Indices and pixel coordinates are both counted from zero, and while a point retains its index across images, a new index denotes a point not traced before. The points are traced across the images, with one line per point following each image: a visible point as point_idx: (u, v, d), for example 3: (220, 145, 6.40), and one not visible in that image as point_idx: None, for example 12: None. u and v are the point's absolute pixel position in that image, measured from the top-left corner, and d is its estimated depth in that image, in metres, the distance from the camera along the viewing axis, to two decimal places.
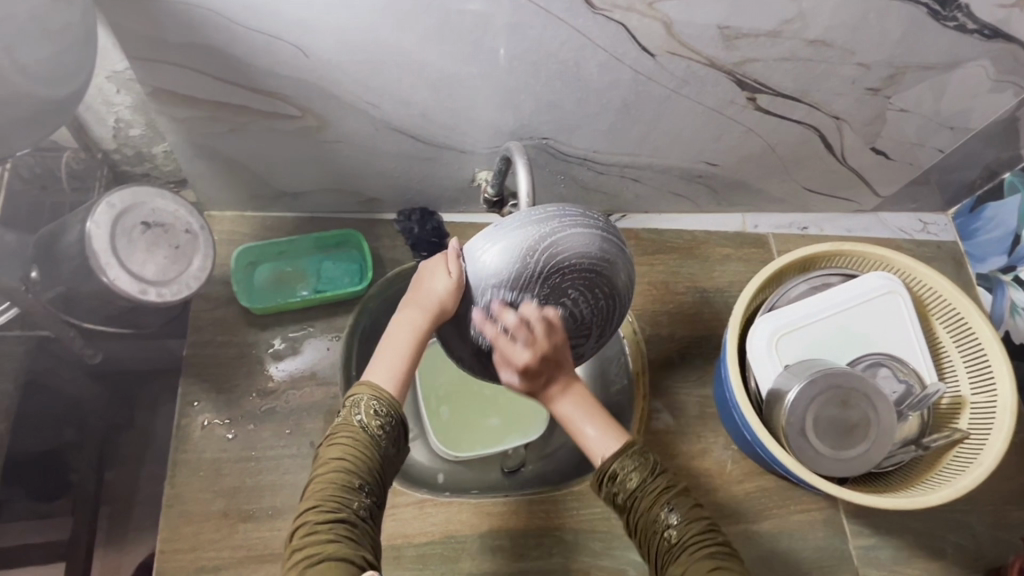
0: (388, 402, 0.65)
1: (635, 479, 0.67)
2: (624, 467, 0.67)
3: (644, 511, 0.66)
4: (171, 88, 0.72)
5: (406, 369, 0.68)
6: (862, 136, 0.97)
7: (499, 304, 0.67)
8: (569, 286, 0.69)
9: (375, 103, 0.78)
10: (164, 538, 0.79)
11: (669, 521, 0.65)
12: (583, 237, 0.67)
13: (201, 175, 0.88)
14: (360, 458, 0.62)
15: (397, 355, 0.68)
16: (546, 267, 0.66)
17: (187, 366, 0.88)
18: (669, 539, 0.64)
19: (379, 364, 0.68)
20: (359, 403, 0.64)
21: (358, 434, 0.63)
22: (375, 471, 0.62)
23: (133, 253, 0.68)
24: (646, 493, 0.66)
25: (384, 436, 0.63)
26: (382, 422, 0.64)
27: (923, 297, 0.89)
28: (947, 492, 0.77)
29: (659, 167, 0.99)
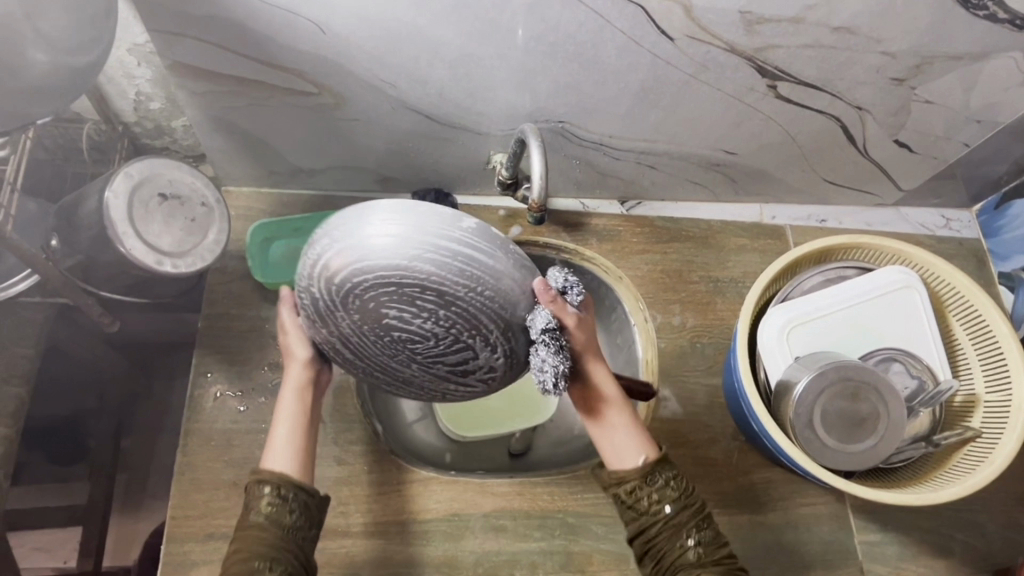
0: (273, 480, 0.65)
1: (673, 490, 0.69)
2: (662, 477, 0.69)
3: (673, 524, 0.67)
4: (189, 62, 0.73)
5: (301, 446, 0.70)
6: (885, 127, 0.95)
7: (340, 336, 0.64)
8: (385, 307, 0.60)
9: (391, 81, 0.78)
10: (175, 504, 0.80)
11: (695, 541, 0.67)
12: (371, 249, 0.57)
13: (218, 151, 0.89)
14: (256, 540, 0.61)
15: (284, 431, 0.70)
16: (347, 293, 0.60)
17: (201, 338, 0.89)
18: (692, 556, 0.66)
19: (271, 449, 0.69)
20: (250, 495, 0.65)
21: (250, 519, 0.63)
22: (276, 542, 0.62)
23: (149, 224, 0.69)
24: (677, 507, 0.68)
25: (278, 508, 0.64)
26: (271, 500, 0.64)
27: (940, 293, 0.88)
28: (955, 490, 0.76)
29: (676, 154, 0.98)
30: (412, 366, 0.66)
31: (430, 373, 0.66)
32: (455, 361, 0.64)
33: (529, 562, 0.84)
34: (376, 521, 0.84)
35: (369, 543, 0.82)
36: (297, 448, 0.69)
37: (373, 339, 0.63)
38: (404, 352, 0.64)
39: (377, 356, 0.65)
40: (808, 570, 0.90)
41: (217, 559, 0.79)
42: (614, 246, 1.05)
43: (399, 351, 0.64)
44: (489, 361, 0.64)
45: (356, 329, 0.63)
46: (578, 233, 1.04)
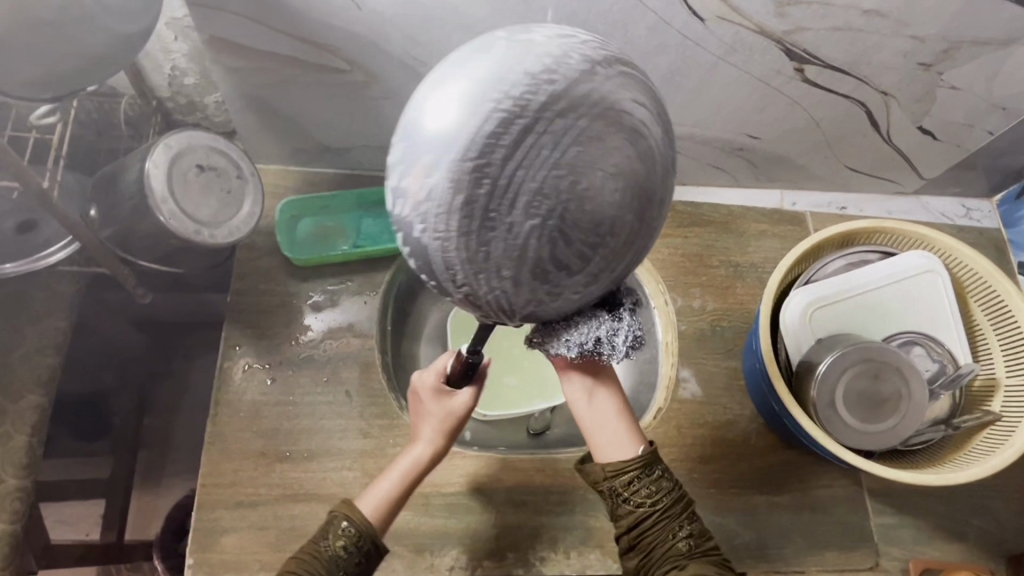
0: (357, 525, 0.68)
1: (669, 483, 0.70)
2: (660, 469, 0.71)
3: (667, 515, 0.69)
4: (227, 37, 0.74)
5: (392, 498, 0.72)
6: (909, 113, 0.95)
7: (444, 125, 0.34)
8: (587, 134, 0.34)
9: (422, 59, 0.79)
10: (205, 472, 0.82)
11: (687, 533, 0.68)
12: (585, 58, 0.35)
13: (249, 128, 0.90)
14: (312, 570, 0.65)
15: (386, 484, 0.73)
16: (536, 87, 0.34)
17: (230, 312, 0.91)
18: (683, 546, 0.67)
19: (370, 492, 0.73)
20: (331, 523, 0.68)
21: (318, 550, 0.66)
22: None
23: (188, 195, 0.70)
24: (672, 499, 0.69)
25: (346, 554, 0.67)
26: (346, 542, 0.67)
27: (962, 277, 0.89)
28: (975, 471, 0.77)
29: (699, 138, 0.98)
30: (510, 221, 0.34)
31: (497, 256, 0.36)
32: (555, 270, 0.36)
33: (549, 537, 0.86)
34: None
35: None
36: (389, 505, 0.72)
37: (506, 165, 0.34)
38: (525, 211, 0.34)
39: (472, 178, 0.34)
40: (824, 551, 0.91)
41: (245, 527, 0.81)
42: None
43: (542, 220, 0.34)
44: (569, 288, 0.38)
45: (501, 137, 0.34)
46: None
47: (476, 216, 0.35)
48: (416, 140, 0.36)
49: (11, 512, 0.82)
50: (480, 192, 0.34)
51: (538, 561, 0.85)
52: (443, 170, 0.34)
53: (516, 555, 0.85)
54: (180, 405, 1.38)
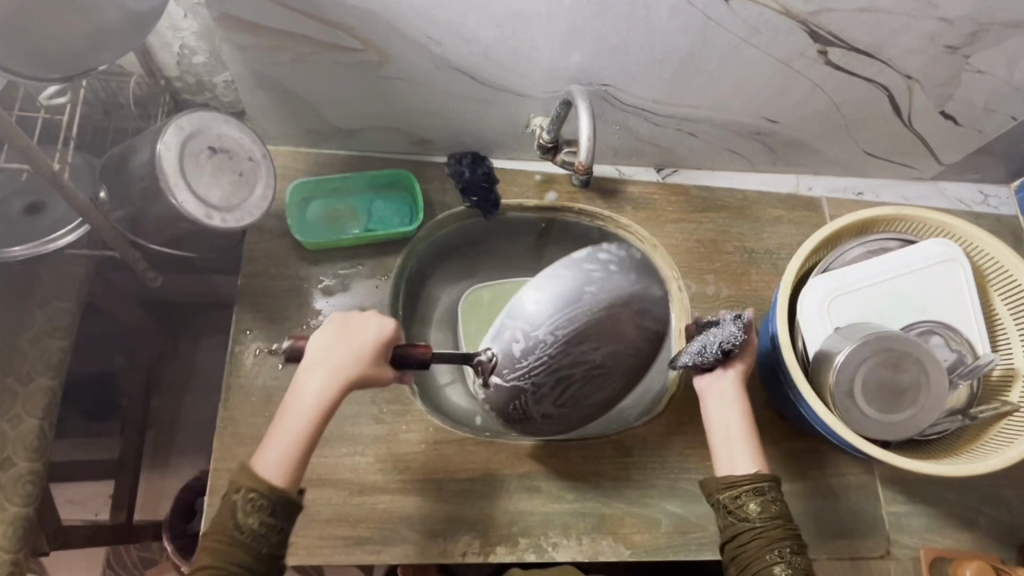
0: (263, 496, 0.64)
1: (778, 509, 0.71)
2: (773, 498, 0.72)
3: (767, 537, 0.70)
4: (238, 14, 0.72)
5: (298, 447, 0.68)
6: (932, 97, 0.93)
7: (529, 323, 0.79)
8: (625, 338, 0.83)
9: (437, 39, 0.77)
10: (217, 457, 0.82)
11: (786, 559, 0.68)
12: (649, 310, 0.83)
13: (259, 109, 0.89)
14: (231, 559, 0.62)
15: (287, 431, 0.69)
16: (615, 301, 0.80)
17: (240, 296, 0.89)
18: (779, 569, 0.67)
19: (271, 441, 0.68)
20: (235, 497, 0.64)
21: (230, 534, 0.63)
22: (249, 561, 0.62)
23: (199, 176, 0.69)
24: (778, 525, 0.70)
25: (260, 526, 0.64)
26: (258, 517, 0.64)
27: (982, 266, 0.87)
28: (993, 462, 0.76)
29: (717, 122, 0.97)
30: (579, 351, 0.81)
31: (552, 364, 0.81)
32: (563, 392, 0.83)
33: (562, 523, 0.86)
34: (413, 478, 0.85)
35: (406, 500, 0.84)
36: (289, 455, 0.67)
37: (590, 331, 0.80)
38: (563, 360, 0.81)
39: (565, 335, 0.79)
40: (836, 538, 0.91)
41: None
42: (649, 215, 1.04)
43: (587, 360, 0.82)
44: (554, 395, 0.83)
45: (561, 330, 0.79)
46: (614, 199, 1.04)
47: (562, 348, 0.80)
48: (549, 307, 0.79)
49: (23, 495, 0.82)
50: (571, 342, 0.80)
51: (551, 547, 0.84)
52: (547, 329, 0.79)
53: (528, 541, 0.84)
54: (188, 386, 1.38)
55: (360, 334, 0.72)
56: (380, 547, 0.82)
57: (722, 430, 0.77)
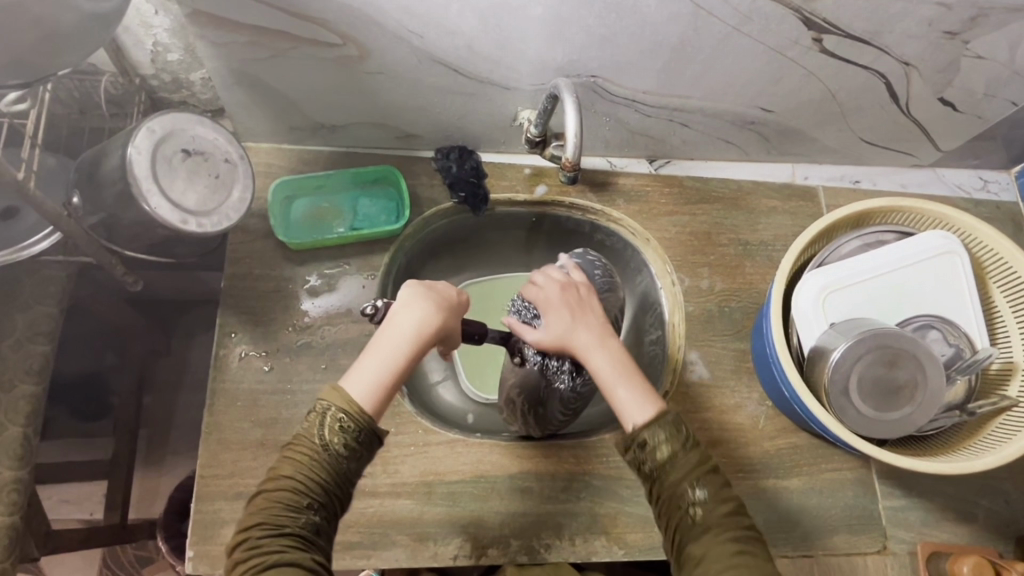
0: (353, 419, 0.61)
1: (667, 451, 0.64)
2: (657, 440, 0.64)
3: (673, 483, 0.63)
4: (210, 10, 0.69)
5: (386, 389, 0.63)
6: (930, 84, 0.91)
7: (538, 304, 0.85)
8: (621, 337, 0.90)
9: (419, 32, 0.74)
10: (204, 463, 0.81)
11: (697, 498, 0.62)
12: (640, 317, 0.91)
13: (238, 107, 0.86)
14: (314, 477, 0.59)
15: (383, 365, 0.64)
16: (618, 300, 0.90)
17: (224, 298, 0.88)
18: (694, 516, 0.62)
19: (362, 372, 0.63)
20: (328, 412, 0.61)
21: (315, 450, 0.59)
22: (327, 486, 0.59)
23: (174, 181, 0.66)
24: (675, 467, 0.64)
25: (345, 450, 0.60)
26: (343, 437, 0.60)
27: (980, 257, 0.85)
28: (991, 459, 0.75)
29: (710, 111, 0.94)
30: None
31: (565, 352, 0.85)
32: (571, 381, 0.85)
33: (555, 524, 0.85)
34: (402, 481, 0.84)
35: (395, 504, 0.83)
36: (380, 390, 0.63)
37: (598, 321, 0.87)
38: None
39: None
40: (831, 534, 0.91)
41: None
42: (641, 207, 1.02)
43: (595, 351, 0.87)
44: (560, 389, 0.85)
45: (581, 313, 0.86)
46: (606, 192, 1.01)
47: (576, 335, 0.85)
48: None
49: (8, 504, 0.80)
50: None
51: (544, 549, 0.84)
52: None
53: (520, 543, 0.84)
54: (180, 384, 1.37)
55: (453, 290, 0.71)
56: (370, 551, 0.81)
57: (602, 367, 0.69)
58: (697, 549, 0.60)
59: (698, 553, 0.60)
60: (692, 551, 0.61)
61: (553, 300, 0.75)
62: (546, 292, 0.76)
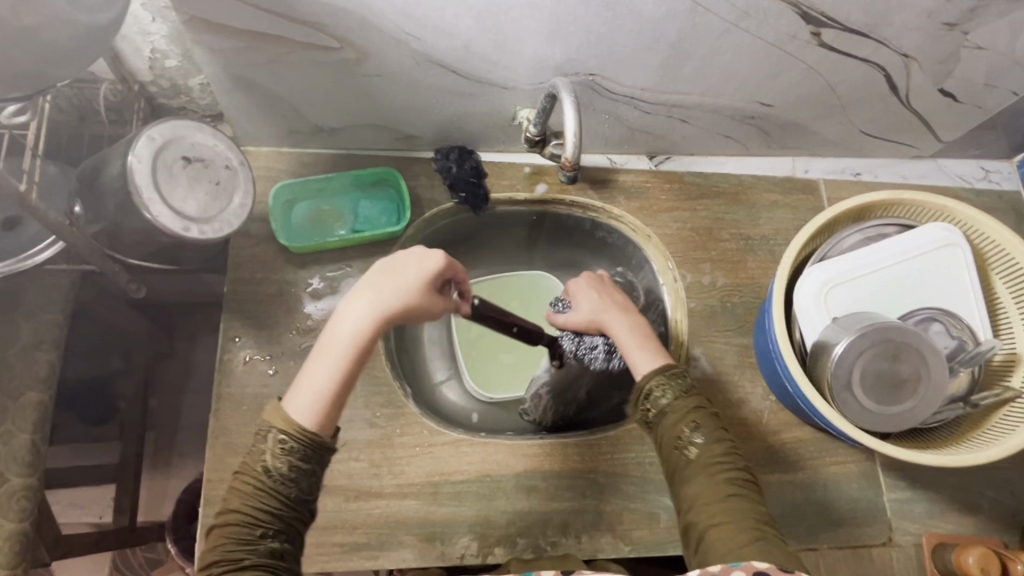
0: (295, 441, 0.60)
1: (667, 397, 0.71)
2: (661, 386, 0.71)
3: (670, 428, 0.69)
4: (207, 16, 0.69)
5: (328, 398, 0.62)
6: (930, 75, 0.91)
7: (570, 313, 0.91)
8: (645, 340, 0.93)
9: (416, 34, 0.74)
10: (211, 467, 0.81)
11: (691, 441, 0.68)
12: None
13: (237, 111, 0.86)
14: (264, 504, 0.59)
15: (324, 374, 0.63)
16: None
17: (227, 303, 0.88)
18: (689, 455, 0.68)
19: (302, 388, 0.62)
20: (269, 437, 0.61)
21: (259, 478, 0.59)
22: (279, 512, 0.60)
23: (175, 189, 0.67)
24: (674, 411, 0.70)
25: (291, 472, 0.60)
26: (286, 463, 0.60)
27: (982, 248, 0.85)
28: (994, 451, 0.75)
29: (709, 107, 0.94)
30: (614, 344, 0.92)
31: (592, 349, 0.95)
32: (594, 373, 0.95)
33: (560, 521, 0.85)
34: (408, 482, 0.84)
35: (402, 504, 0.83)
36: (322, 401, 0.62)
37: None
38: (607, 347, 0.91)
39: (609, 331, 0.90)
40: (836, 527, 0.91)
41: None
42: (642, 204, 1.02)
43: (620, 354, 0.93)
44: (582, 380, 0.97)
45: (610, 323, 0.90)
46: (606, 190, 1.01)
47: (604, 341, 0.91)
48: None
49: (18, 510, 0.81)
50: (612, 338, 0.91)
51: (550, 546, 0.84)
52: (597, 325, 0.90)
53: (526, 541, 0.84)
54: (185, 387, 1.37)
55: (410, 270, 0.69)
56: (378, 552, 0.81)
57: (621, 332, 0.79)
58: (691, 489, 0.66)
59: (692, 493, 0.65)
60: (688, 491, 0.66)
61: (587, 280, 0.88)
62: (584, 283, 0.87)
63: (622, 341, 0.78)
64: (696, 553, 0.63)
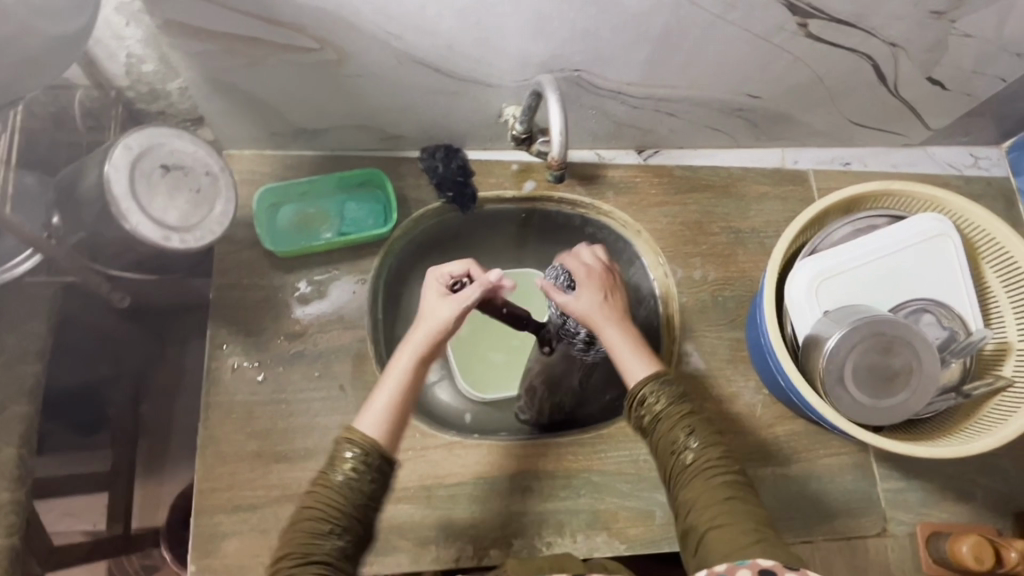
0: (361, 447, 0.64)
1: (661, 403, 0.70)
2: (654, 393, 0.71)
3: (665, 435, 0.69)
4: (183, 19, 0.68)
5: (395, 410, 0.67)
6: (918, 64, 0.90)
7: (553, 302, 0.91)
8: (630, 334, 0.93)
9: (398, 34, 0.73)
10: (201, 477, 0.80)
11: (686, 445, 0.68)
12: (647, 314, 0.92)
13: (218, 115, 0.85)
14: (332, 505, 0.61)
15: (386, 396, 0.68)
16: None
17: (213, 310, 0.87)
18: (686, 460, 0.67)
19: (367, 411, 0.68)
20: (343, 443, 0.64)
21: (332, 479, 0.62)
22: (346, 516, 0.62)
23: (154, 198, 0.66)
24: (668, 417, 0.70)
25: (360, 476, 0.63)
26: (354, 465, 0.63)
27: (971, 237, 0.85)
28: (987, 442, 0.75)
29: (697, 100, 0.93)
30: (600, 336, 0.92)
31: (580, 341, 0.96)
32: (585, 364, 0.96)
33: (555, 522, 0.85)
34: (402, 486, 0.84)
35: (395, 509, 0.83)
36: (392, 413, 0.67)
37: None
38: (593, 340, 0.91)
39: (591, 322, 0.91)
40: (831, 519, 0.91)
41: (245, 530, 0.80)
42: (631, 199, 1.01)
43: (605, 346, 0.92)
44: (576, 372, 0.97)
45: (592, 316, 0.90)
46: (595, 186, 1.01)
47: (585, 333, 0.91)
48: None
49: (8, 525, 0.80)
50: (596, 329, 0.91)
51: (545, 546, 0.84)
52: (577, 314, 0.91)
53: (522, 542, 0.84)
54: (177, 392, 1.36)
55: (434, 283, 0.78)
56: (372, 557, 0.81)
57: (615, 339, 0.75)
58: (687, 495, 0.66)
59: (688, 498, 0.65)
60: (684, 495, 0.66)
61: (595, 270, 0.80)
62: (590, 266, 0.81)
63: (613, 344, 0.76)
64: (695, 557, 0.63)
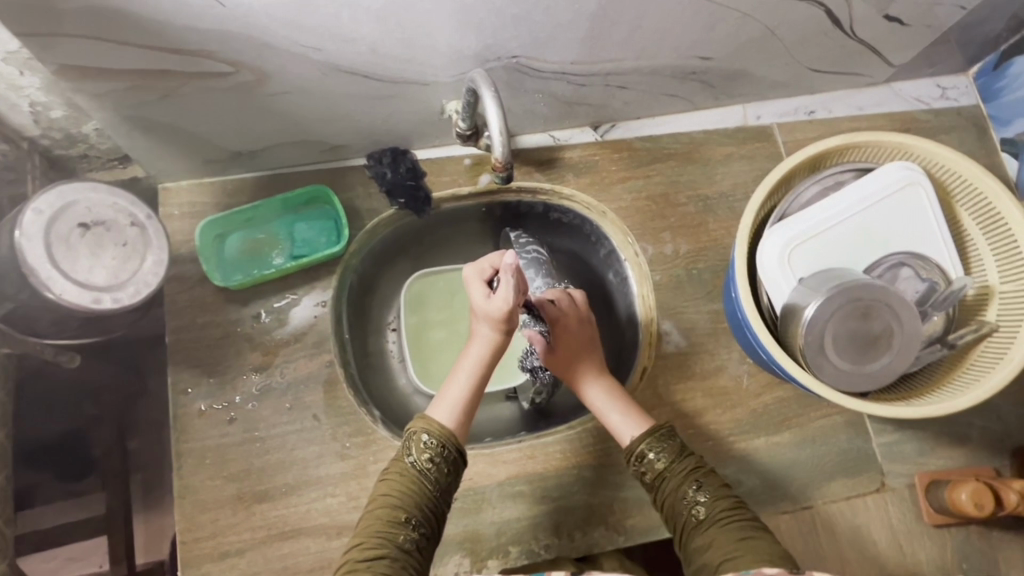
0: (438, 435, 0.69)
1: (662, 460, 0.73)
2: (653, 449, 0.73)
3: (671, 490, 0.71)
4: (81, 62, 0.63)
5: (464, 407, 0.74)
6: (873, 4, 0.85)
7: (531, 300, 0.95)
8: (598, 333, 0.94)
9: (314, 46, 0.68)
10: (183, 527, 0.79)
11: (694, 498, 0.69)
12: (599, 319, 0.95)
13: (143, 151, 0.81)
14: (409, 491, 0.67)
15: (456, 389, 0.75)
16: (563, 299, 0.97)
17: (171, 354, 0.84)
18: (698, 515, 0.68)
19: (439, 401, 0.75)
20: (413, 437, 0.70)
21: (405, 467, 0.68)
22: (419, 504, 0.67)
23: (76, 259, 0.66)
24: (672, 476, 0.72)
25: (432, 468, 0.68)
26: (430, 455, 0.69)
27: (944, 180, 0.82)
28: (977, 394, 0.73)
29: (647, 69, 0.88)
30: None
31: None
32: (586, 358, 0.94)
33: (551, 523, 0.83)
34: None
35: None
36: (459, 408, 0.74)
37: None
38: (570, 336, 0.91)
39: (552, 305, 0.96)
40: (828, 482, 0.90)
41: None
42: (593, 178, 0.97)
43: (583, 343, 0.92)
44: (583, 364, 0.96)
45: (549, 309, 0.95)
46: (553, 170, 0.97)
47: None
48: None
49: None
50: None
51: (543, 550, 0.83)
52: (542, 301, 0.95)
53: (521, 548, 0.83)
54: None
55: (476, 281, 0.77)
56: None
57: (602, 401, 0.80)
58: (702, 540, 0.66)
59: (704, 543, 0.65)
60: (698, 544, 0.66)
61: (572, 330, 0.85)
62: (565, 317, 0.85)
63: (597, 402, 0.81)
64: None
